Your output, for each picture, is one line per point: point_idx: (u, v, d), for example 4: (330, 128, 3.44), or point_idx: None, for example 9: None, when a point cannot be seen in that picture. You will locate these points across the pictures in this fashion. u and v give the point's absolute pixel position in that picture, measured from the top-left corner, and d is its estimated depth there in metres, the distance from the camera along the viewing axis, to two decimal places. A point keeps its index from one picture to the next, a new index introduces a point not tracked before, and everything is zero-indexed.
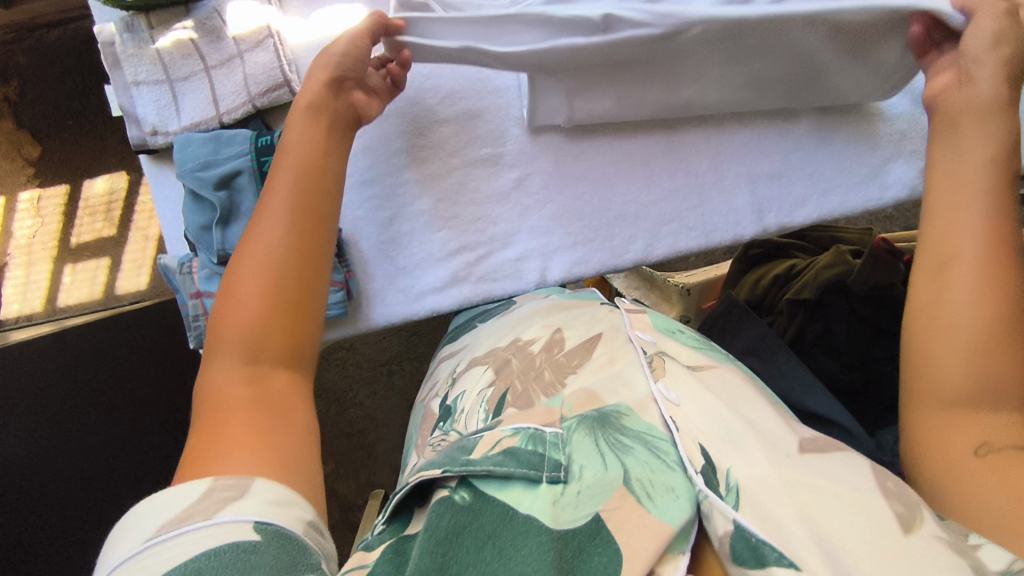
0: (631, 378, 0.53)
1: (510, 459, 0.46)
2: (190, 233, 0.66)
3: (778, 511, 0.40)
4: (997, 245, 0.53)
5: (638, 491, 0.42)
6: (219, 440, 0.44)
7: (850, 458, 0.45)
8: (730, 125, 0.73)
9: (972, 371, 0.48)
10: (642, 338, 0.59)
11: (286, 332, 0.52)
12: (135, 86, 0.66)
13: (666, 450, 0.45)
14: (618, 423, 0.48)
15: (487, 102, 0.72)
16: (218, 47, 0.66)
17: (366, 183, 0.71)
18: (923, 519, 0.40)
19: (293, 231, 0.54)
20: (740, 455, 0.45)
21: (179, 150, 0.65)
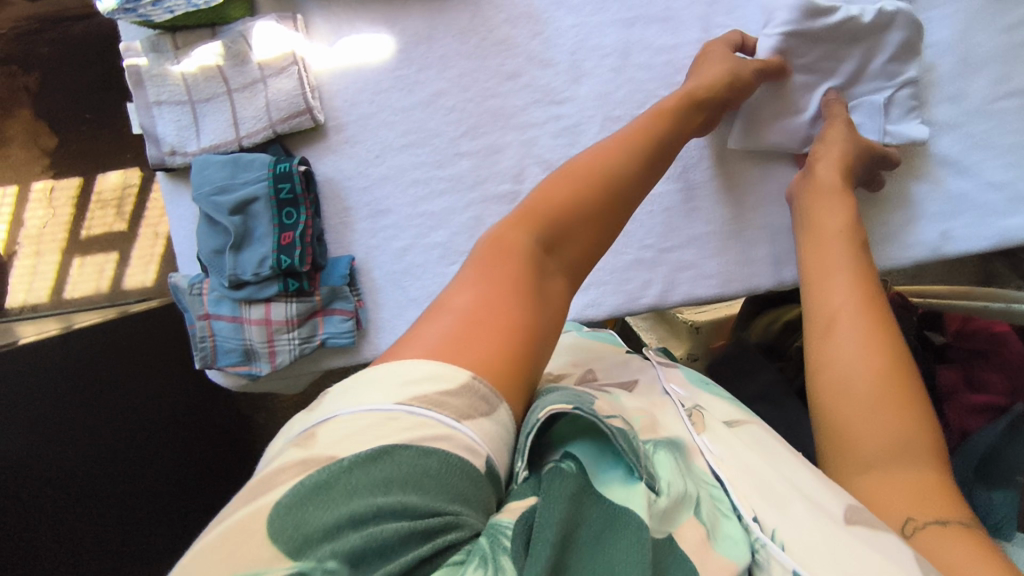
0: (672, 423, 0.50)
1: (627, 438, 0.40)
2: (203, 256, 0.66)
3: None
4: (869, 309, 0.56)
5: (707, 532, 0.40)
6: (483, 300, 0.41)
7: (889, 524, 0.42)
8: (753, 176, 0.72)
9: (886, 491, 0.46)
10: (676, 392, 0.55)
11: (587, 238, 0.50)
12: (157, 105, 0.66)
13: (721, 498, 0.43)
14: (684, 460, 0.45)
15: (510, 137, 0.70)
16: (242, 71, 0.66)
17: (383, 213, 0.70)
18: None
19: (635, 160, 0.55)
20: (785, 514, 0.41)
21: (197, 172, 0.65)
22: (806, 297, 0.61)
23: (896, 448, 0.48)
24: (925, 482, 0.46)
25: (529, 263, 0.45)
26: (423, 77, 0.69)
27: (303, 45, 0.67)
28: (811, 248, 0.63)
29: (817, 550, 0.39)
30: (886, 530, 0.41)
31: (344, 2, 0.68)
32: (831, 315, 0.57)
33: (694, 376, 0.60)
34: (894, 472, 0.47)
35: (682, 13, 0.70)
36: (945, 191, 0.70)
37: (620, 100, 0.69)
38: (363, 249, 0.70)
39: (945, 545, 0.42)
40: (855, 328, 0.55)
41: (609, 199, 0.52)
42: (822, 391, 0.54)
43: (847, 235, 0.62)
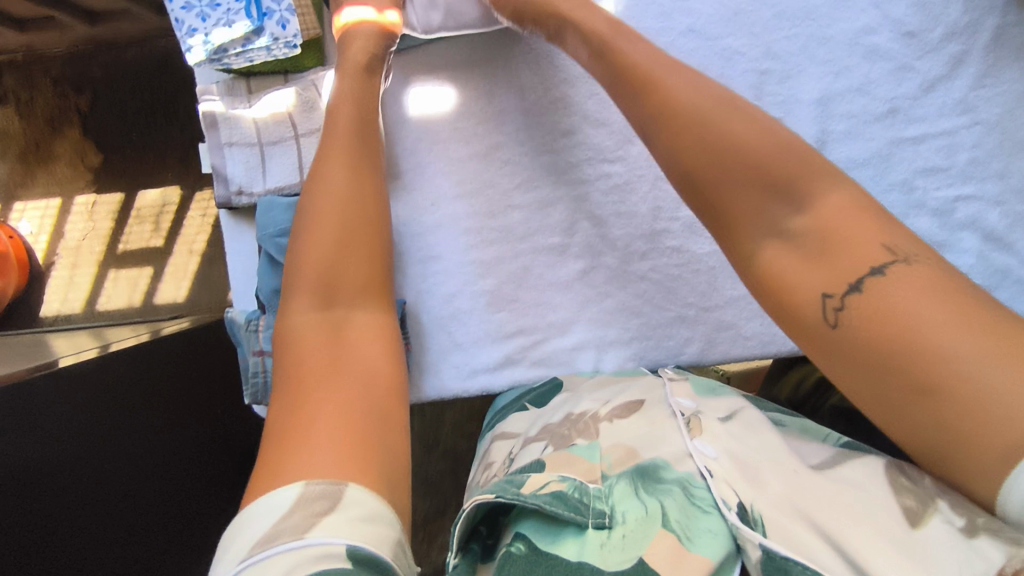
0: (668, 436, 0.53)
1: (560, 499, 0.46)
2: (263, 293, 0.68)
3: (800, 530, 0.41)
4: (732, 108, 0.50)
5: (678, 532, 0.43)
6: (302, 399, 0.46)
7: (867, 459, 0.46)
8: None
9: (810, 278, 0.44)
10: (680, 404, 0.57)
11: (356, 277, 0.55)
12: (228, 146, 0.68)
13: (702, 496, 0.46)
14: (655, 474, 0.49)
15: (563, 193, 0.73)
16: (311, 118, 0.68)
17: (434, 258, 0.73)
18: (937, 506, 0.40)
19: (348, 167, 0.59)
20: (756, 479, 0.45)
21: (262, 213, 0.68)
22: (659, 148, 0.53)
23: (786, 198, 0.46)
24: (835, 218, 0.44)
25: (324, 343, 0.50)
26: (480, 130, 0.73)
27: None
28: (661, 98, 0.53)
29: (782, 501, 0.43)
30: (865, 475, 0.44)
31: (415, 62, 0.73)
32: (687, 164, 0.51)
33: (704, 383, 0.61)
34: (808, 245, 0.45)
35: (734, 82, 0.73)
36: (989, 265, 0.71)
37: None
38: (413, 293, 0.72)
39: (895, 302, 0.40)
40: (759, 144, 0.48)
41: (349, 231, 0.56)
42: (721, 211, 0.49)
43: (728, 95, 0.52)
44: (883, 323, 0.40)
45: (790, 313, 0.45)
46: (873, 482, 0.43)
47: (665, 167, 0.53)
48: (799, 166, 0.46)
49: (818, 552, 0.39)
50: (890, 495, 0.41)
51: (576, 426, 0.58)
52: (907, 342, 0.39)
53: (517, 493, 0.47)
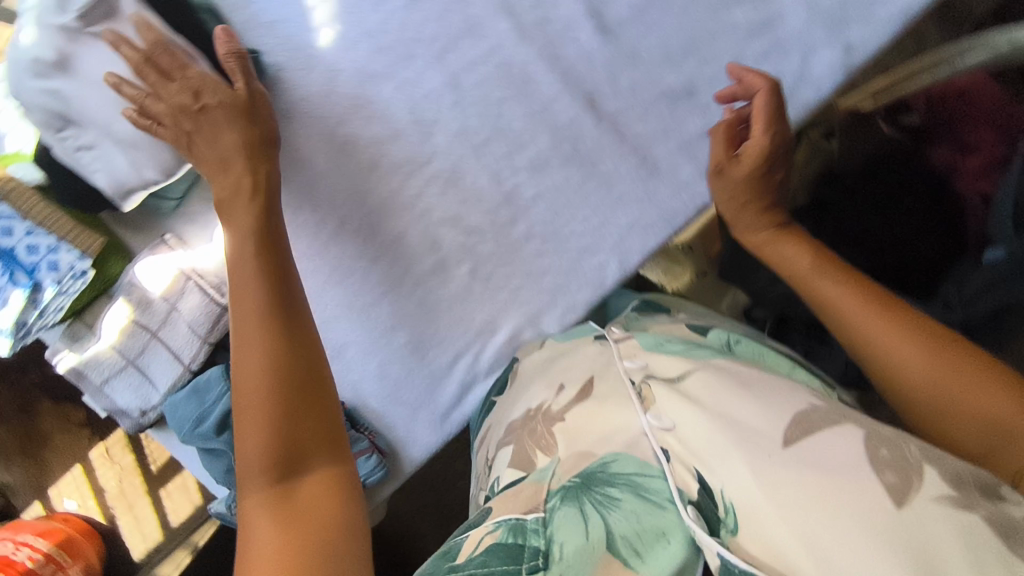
0: (624, 416, 0.59)
1: (497, 551, 0.51)
2: (219, 479, 0.70)
3: (774, 534, 0.46)
4: (865, 283, 0.62)
5: (625, 551, 0.49)
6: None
7: (841, 430, 0.50)
8: (639, 111, 0.67)
9: (919, 369, 0.55)
10: (627, 367, 0.63)
11: (310, 433, 0.54)
12: (105, 384, 0.68)
13: (653, 491, 0.53)
14: (602, 479, 0.54)
15: (403, 222, 0.69)
16: (152, 312, 0.68)
17: (345, 346, 0.72)
18: (920, 484, 0.45)
19: (271, 332, 0.55)
20: (722, 469, 0.51)
21: (172, 417, 0.69)
22: (828, 321, 0.63)
23: (967, 391, 0.53)
24: (976, 390, 0.52)
25: (285, 510, 0.50)
26: (300, 218, 0.69)
27: (187, 257, 0.68)
28: (771, 256, 0.67)
29: (749, 494, 0.48)
30: (830, 451, 0.49)
31: (193, 200, 0.67)
32: (861, 340, 0.59)
33: (650, 335, 0.66)
34: (950, 403, 0.54)
35: (482, 14, 0.65)
36: (820, 11, 0.66)
37: (477, 127, 0.67)
38: (349, 387, 0.73)
39: (976, 412, 0.52)
40: (897, 344, 0.57)
41: (289, 394, 0.53)
42: (871, 365, 0.59)
43: (749, 201, 0.68)
44: (874, 343, 0.58)
45: (931, 407, 0.55)
46: (855, 452, 0.48)
47: (823, 317, 0.63)
48: (842, 286, 0.62)
49: (796, 564, 0.45)
50: (870, 474, 0.46)
51: (535, 429, 0.62)
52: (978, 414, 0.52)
53: (452, 567, 0.51)
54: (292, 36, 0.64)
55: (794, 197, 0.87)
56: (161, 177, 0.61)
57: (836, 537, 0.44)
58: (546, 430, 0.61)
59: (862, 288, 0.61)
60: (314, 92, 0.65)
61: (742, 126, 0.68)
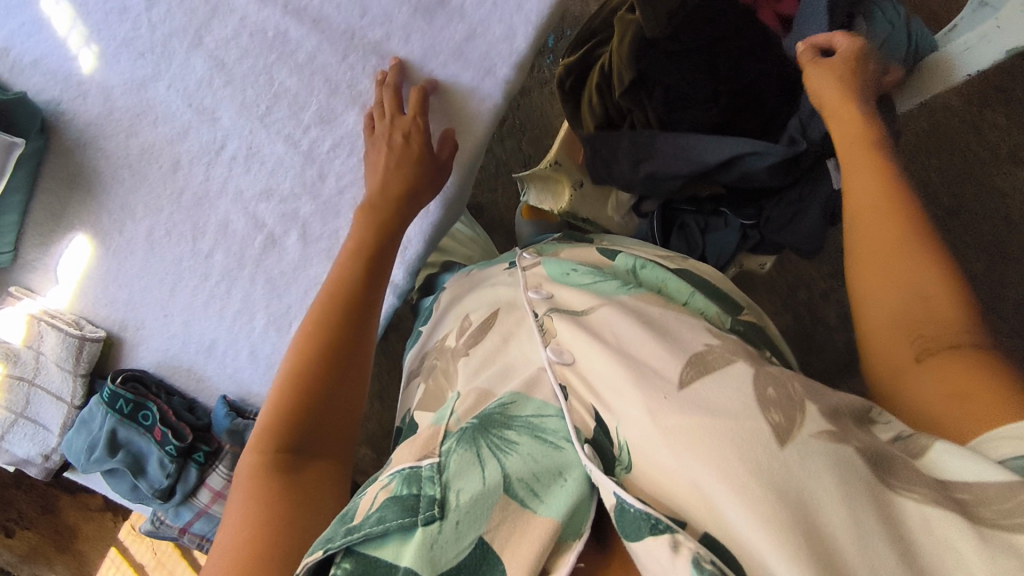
0: (526, 351, 0.49)
1: (393, 506, 0.40)
2: (131, 498, 0.74)
3: (666, 466, 0.37)
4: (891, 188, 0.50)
5: (522, 493, 0.40)
6: (237, 548, 0.44)
7: (734, 368, 0.40)
8: (400, 35, 0.68)
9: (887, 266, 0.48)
10: (533, 298, 0.53)
11: (334, 417, 0.54)
12: (3, 440, 0.73)
13: (553, 429, 0.43)
14: (501, 418, 0.44)
15: (222, 207, 0.72)
16: (22, 363, 0.72)
17: (211, 344, 0.74)
18: (802, 420, 0.36)
19: (339, 294, 0.59)
20: (621, 404, 0.41)
21: (69, 453, 0.72)
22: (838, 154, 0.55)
23: (911, 302, 0.46)
24: (933, 312, 0.45)
25: (281, 482, 0.49)
26: (128, 234, 0.72)
27: (37, 303, 0.73)
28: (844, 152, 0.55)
29: (653, 440, 0.38)
30: (728, 393, 0.38)
31: (31, 247, 0.72)
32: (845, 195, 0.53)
33: (560, 263, 0.56)
34: (898, 305, 0.47)
35: None
36: None
37: (255, 98, 0.69)
38: (232, 381, 0.74)
39: (943, 380, 0.42)
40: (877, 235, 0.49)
41: (320, 359, 0.55)
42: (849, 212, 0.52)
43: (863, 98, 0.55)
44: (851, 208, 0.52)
45: (865, 288, 0.49)
46: (740, 389, 0.38)
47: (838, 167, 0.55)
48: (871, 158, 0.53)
49: (693, 509, 0.35)
50: (754, 410, 0.36)
51: (440, 367, 0.54)
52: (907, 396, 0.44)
53: (348, 531, 0.39)
54: (57, 68, 0.69)
55: (619, 79, 0.82)
56: None
57: (716, 468, 0.34)
58: (448, 364, 0.53)
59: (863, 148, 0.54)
60: (94, 115, 0.70)
61: (503, 16, 0.67)
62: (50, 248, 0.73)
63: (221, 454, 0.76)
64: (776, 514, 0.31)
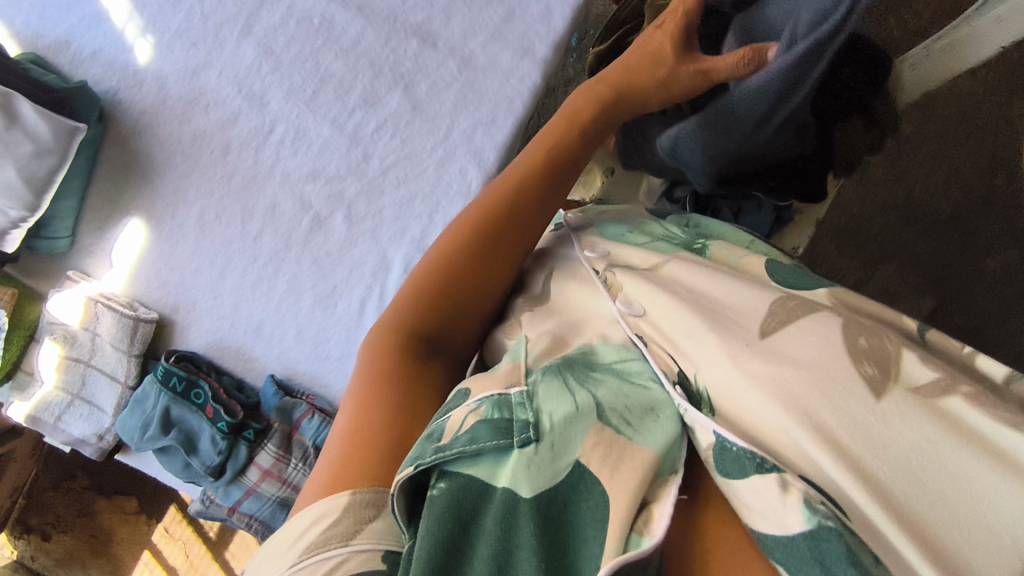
0: (586, 307, 0.43)
1: (486, 429, 0.34)
2: (184, 476, 0.75)
3: (759, 413, 0.32)
4: None
5: (614, 422, 0.33)
6: (369, 442, 0.36)
7: (820, 314, 0.35)
8: (441, 18, 0.70)
9: None
10: (588, 257, 0.46)
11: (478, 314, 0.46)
12: (60, 420, 0.75)
13: (640, 371, 0.36)
14: (585, 359, 0.37)
15: (270, 189, 0.74)
16: (79, 345, 0.75)
17: (260, 325, 0.75)
18: (899, 374, 0.31)
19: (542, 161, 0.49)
20: (700, 352, 0.35)
21: (124, 432, 0.74)
22: None
23: None
24: None
25: (405, 367, 0.41)
26: (179, 218, 0.74)
27: (93, 287, 0.75)
28: None
29: (738, 392, 0.33)
30: (807, 340, 0.33)
31: (88, 233, 0.75)
32: None
33: (614, 224, 0.49)
34: None
35: None
36: None
37: (302, 83, 0.72)
38: (280, 359, 0.76)
39: None
40: None
41: (487, 230, 0.46)
42: None
43: None
44: None
45: None
46: (828, 337, 0.33)
47: None
48: None
49: (789, 455, 0.30)
50: (844, 359, 0.32)
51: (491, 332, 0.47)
52: None
53: (439, 448, 0.33)
54: (113, 59, 0.72)
55: None
56: (28, 214, 0.68)
57: (801, 417, 0.30)
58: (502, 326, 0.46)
59: None
60: (148, 103, 0.72)
61: None
62: (104, 233, 0.75)
63: (269, 432, 0.76)
64: (882, 483, 0.28)
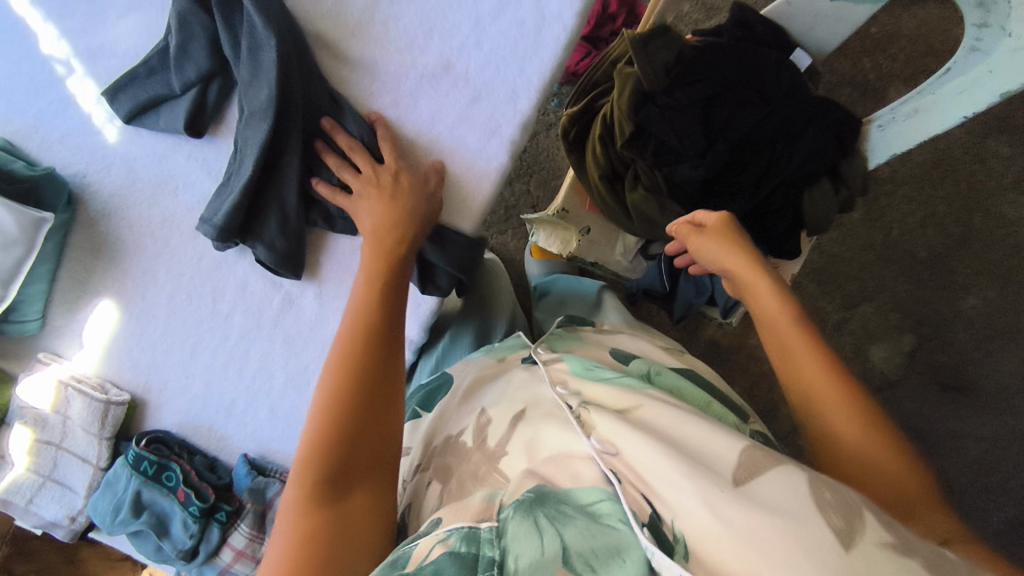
0: (566, 441, 0.54)
1: (450, 560, 0.44)
2: (157, 558, 0.74)
3: (722, 557, 0.42)
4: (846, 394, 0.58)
5: (580, 567, 0.43)
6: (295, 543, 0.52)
7: (786, 472, 0.47)
8: (408, 101, 0.71)
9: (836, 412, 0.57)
10: (561, 392, 0.60)
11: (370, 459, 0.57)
12: (32, 503, 0.74)
13: (608, 511, 0.47)
14: (554, 496, 0.48)
15: (241, 268, 0.74)
16: (50, 427, 0.74)
17: (232, 404, 0.75)
18: (863, 529, 0.42)
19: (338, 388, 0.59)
20: (677, 497, 0.46)
21: (95, 515, 0.73)
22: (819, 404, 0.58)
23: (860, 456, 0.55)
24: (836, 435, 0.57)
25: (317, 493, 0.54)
26: (149, 297, 0.75)
27: (64, 369, 0.75)
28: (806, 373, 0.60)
29: (707, 530, 0.43)
30: (781, 490, 0.45)
31: (59, 314, 0.75)
32: (785, 349, 0.62)
33: (579, 362, 0.65)
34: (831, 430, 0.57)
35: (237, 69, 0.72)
36: None
37: None
38: (253, 438, 0.76)
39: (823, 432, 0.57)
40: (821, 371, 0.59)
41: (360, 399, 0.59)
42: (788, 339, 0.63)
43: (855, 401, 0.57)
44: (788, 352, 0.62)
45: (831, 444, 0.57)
46: (798, 491, 0.45)
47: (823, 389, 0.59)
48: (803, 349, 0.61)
49: None
50: (814, 511, 0.43)
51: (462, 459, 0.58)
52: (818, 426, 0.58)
53: None
54: (82, 143, 0.73)
55: (620, 130, 0.84)
56: None
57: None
58: (474, 463, 0.56)
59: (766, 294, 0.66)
60: (118, 186, 0.73)
61: (506, 79, 0.70)
62: (77, 314, 0.75)
63: (243, 512, 0.75)
64: None
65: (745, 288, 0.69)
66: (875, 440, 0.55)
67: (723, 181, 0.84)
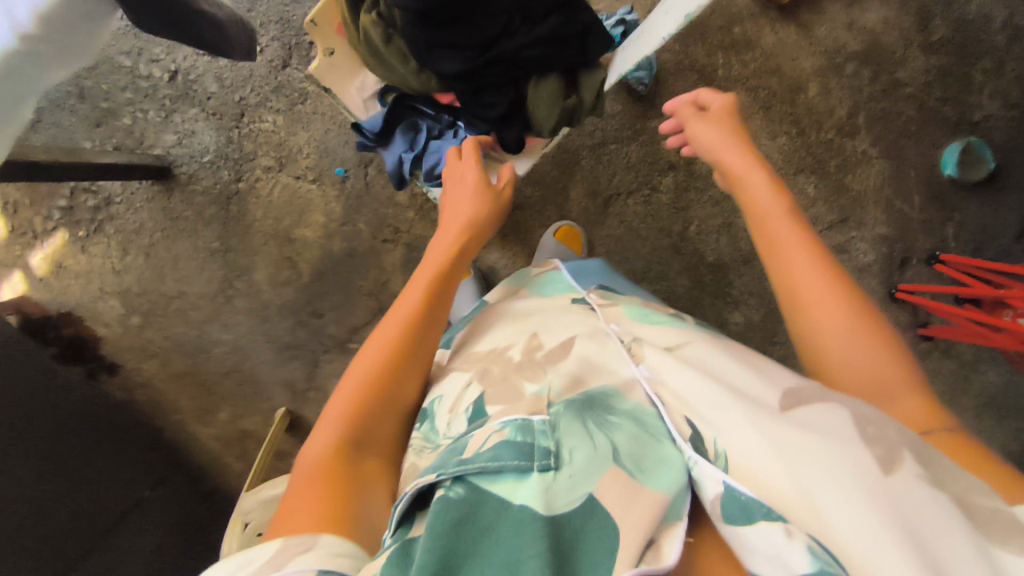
0: (616, 367, 0.66)
1: (506, 447, 0.55)
2: None
3: (771, 471, 0.49)
4: (840, 304, 0.69)
5: (628, 465, 0.52)
6: (325, 470, 0.61)
7: (829, 405, 0.54)
8: None
9: (832, 326, 0.68)
10: (614, 330, 0.72)
11: (388, 429, 0.69)
12: None
13: (653, 424, 0.58)
14: (602, 404, 0.60)
15: None
16: None
17: None
18: (902, 463, 0.48)
19: (378, 365, 0.70)
20: (719, 425, 0.54)
21: None
22: (781, 261, 0.75)
23: (877, 382, 0.65)
24: (856, 351, 0.67)
25: (340, 470, 0.61)
26: None
27: None
28: (779, 259, 0.75)
29: (752, 454, 0.51)
30: (820, 414, 0.53)
31: None
32: (772, 236, 0.77)
33: (637, 310, 0.76)
34: (857, 357, 0.66)
35: None
36: None
37: None
38: None
39: (828, 344, 0.68)
40: (811, 273, 0.72)
41: (385, 371, 0.70)
42: (772, 260, 0.77)
43: (833, 280, 0.71)
44: (779, 257, 0.75)
45: (811, 338, 0.70)
46: (834, 411, 0.53)
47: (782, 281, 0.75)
48: (791, 226, 0.76)
49: (792, 507, 0.47)
50: (862, 445, 0.49)
51: (512, 366, 0.69)
52: (820, 329, 0.69)
53: (459, 463, 0.54)
54: None
55: None
56: None
57: (866, 508, 0.45)
58: (523, 365, 0.69)
59: (764, 195, 0.80)
60: None
61: None
62: None
63: None
64: (895, 529, 0.43)
65: (738, 180, 0.84)
66: (867, 331, 0.67)
67: (448, 32, 0.80)
